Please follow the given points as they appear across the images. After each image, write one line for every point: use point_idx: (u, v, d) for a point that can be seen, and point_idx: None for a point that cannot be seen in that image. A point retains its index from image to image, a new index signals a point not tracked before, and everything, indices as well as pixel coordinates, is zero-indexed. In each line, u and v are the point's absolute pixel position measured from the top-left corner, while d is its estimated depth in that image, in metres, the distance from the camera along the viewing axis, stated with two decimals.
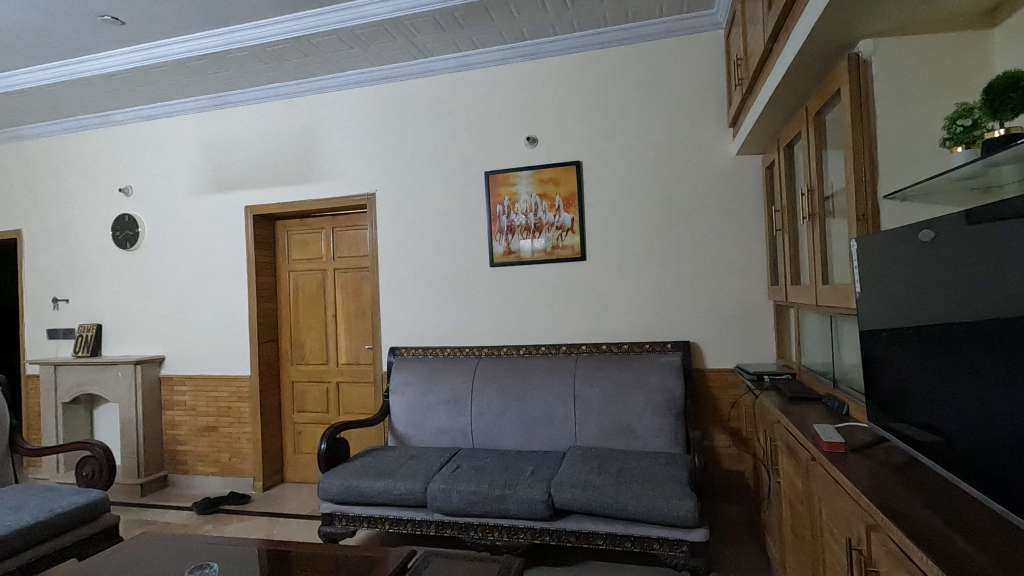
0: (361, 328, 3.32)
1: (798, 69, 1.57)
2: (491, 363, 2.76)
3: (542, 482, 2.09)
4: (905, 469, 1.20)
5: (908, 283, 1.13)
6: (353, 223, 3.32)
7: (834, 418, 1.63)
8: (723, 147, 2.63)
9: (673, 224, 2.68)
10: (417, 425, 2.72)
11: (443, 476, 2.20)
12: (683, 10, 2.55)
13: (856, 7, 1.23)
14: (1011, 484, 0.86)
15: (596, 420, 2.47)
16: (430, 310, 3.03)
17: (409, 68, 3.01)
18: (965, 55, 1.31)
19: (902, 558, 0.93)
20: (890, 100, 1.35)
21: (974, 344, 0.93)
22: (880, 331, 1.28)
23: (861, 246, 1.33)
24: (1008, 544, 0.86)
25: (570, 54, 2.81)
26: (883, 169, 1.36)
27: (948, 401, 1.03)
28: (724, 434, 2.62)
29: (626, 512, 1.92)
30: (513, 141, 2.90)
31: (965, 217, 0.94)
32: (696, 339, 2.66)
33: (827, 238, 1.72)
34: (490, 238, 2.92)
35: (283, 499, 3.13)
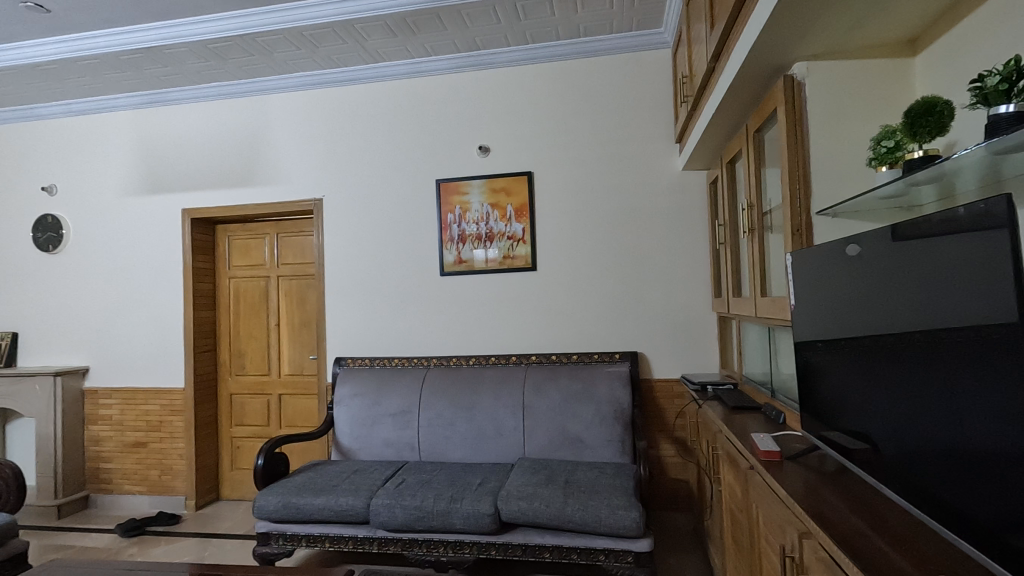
0: (305, 337, 3.21)
1: (737, 89, 1.63)
2: (440, 374, 2.72)
3: (488, 495, 2.06)
4: (835, 476, 1.24)
5: (840, 294, 1.17)
6: (299, 228, 3.22)
7: (771, 427, 1.68)
8: (670, 162, 2.70)
9: (622, 236, 2.73)
10: (362, 438, 2.64)
11: (387, 491, 2.14)
12: (633, 27, 2.61)
13: (790, 31, 1.28)
14: (931, 492, 0.90)
15: (545, 430, 2.47)
16: (379, 319, 2.96)
17: (358, 72, 2.95)
18: (890, 80, 1.39)
19: (831, 565, 0.95)
20: (822, 121, 1.41)
21: (901, 355, 0.97)
22: (814, 341, 1.32)
23: (797, 259, 1.37)
24: (930, 552, 0.89)
25: (522, 66, 2.82)
26: (815, 188, 1.41)
27: (876, 408, 1.06)
28: (670, 443, 2.67)
29: (572, 523, 1.91)
30: (465, 150, 2.89)
31: (890, 233, 0.99)
32: (644, 349, 2.70)
33: (765, 251, 1.78)
34: (440, 246, 2.89)
35: (218, 518, 2.96)
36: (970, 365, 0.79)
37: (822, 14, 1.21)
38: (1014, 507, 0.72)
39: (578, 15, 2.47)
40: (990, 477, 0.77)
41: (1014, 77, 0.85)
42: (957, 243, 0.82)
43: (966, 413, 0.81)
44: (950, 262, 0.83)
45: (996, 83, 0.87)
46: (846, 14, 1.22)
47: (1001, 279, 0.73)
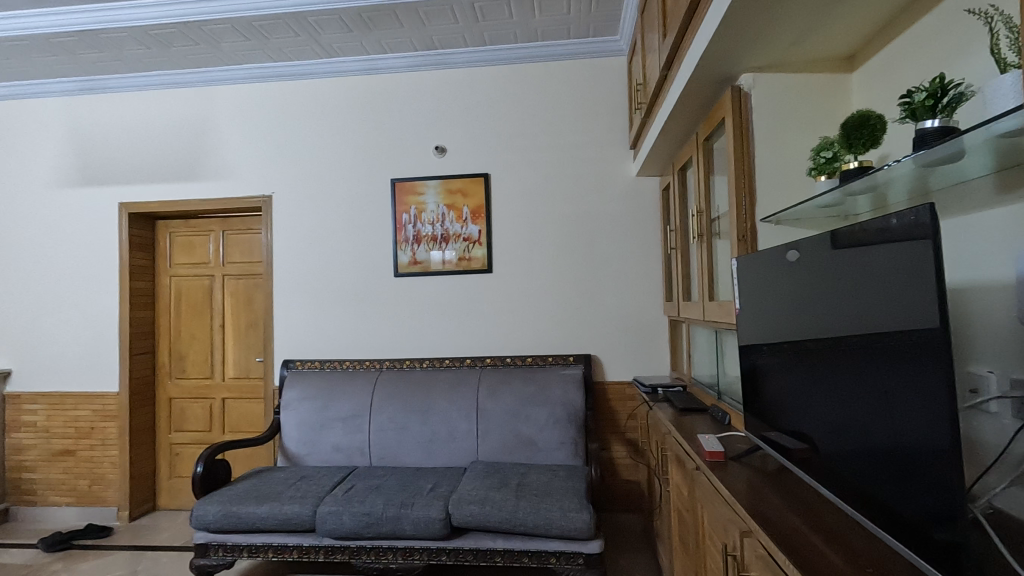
0: (251, 339, 3.09)
1: (688, 98, 1.67)
2: (393, 377, 2.67)
3: (439, 499, 2.03)
4: (776, 476, 1.28)
5: (782, 298, 1.21)
6: (247, 226, 3.10)
7: (717, 428, 1.73)
8: (625, 168, 2.74)
9: (577, 240, 2.75)
10: (310, 443, 2.56)
11: (335, 498, 2.08)
12: (589, 33, 2.64)
13: (736, 43, 1.32)
14: (862, 489, 0.94)
15: (498, 434, 2.45)
16: (330, 321, 2.88)
17: (311, 66, 2.87)
18: (829, 93, 1.45)
19: (769, 562, 0.97)
20: (766, 131, 1.46)
21: (837, 357, 1.00)
22: (758, 344, 1.36)
23: (742, 264, 1.41)
24: (860, 547, 0.93)
25: (480, 67, 2.81)
26: (760, 196, 1.46)
27: (815, 409, 1.10)
28: (621, 444, 2.71)
29: (524, 527, 1.91)
30: (420, 149, 2.85)
31: (827, 239, 1.02)
32: (597, 351, 2.73)
33: (714, 256, 1.83)
34: (395, 247, 2.84)
35: (154, 529, 2.81)
36: (899, 366, 0.82)
37: (766, 28, 1.25)
38: (936, 502, 0.76)
39: (536, 19, 2.48)
40: (915, 474, 0.80)
41: (939, 94, 0.90)
42: (887, 249, 0.85)
43: (895, 414, 0.84)
44: (881, 267, 0.86)
45: (923, 98, 0.91)
46: (788, 29, 1.26)
47: (925, 283, 0.76)
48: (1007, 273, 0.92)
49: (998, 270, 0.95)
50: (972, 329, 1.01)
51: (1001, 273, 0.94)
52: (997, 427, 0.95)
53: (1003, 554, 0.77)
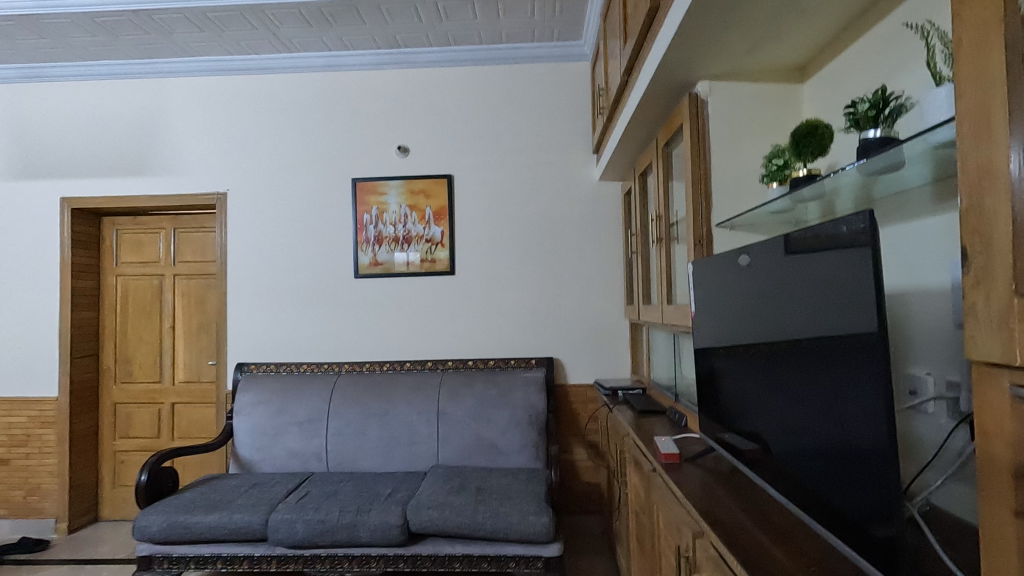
0: (204, 341, 2.97)
1: (648, 103, 1.69)
2: (351, 380, 2.61)
3: (397, 505, 1.99)
4: (728, 477, 1.30)
5: (735, 301, 1.23)
6: (200, 224, 2.99)
7: (674, 430, 1.75)
8: (587, 172, 2.76)
9: (540, 243, 2.75)
10: (264, 449, 2.48)
11: (288, 505, 2.01)
12: (553, 38, 2.66)
13: (693, 51, 1.34)
14: (808, 489, 0.96)
15: (459, 437, 2.42)
16: (287, 323, 2.81)
17: (270, 61, 2.79)
18: (781, 103, 1.49)
19: (719, 563, 0.98)
20: (722, 138, 1.49)
21: (786, 360, 1.03)
22: (713, 347, 1.38)
23: (698, 268, 1.43)
24: (807, 547, 0.94)
25: (444, 67, 2.79)
26: (715, 201, 1.49)
27: (766, 411, 1.12)
28: (582, 447, 2.72)
29: (483, 532, 1.89)
30: (383, 149, 2.80)
31: (776, 245, 1.05)
32: (559, 354, 2.74)
33: (672, 260, 1.85)
34: (355, 248, 2.79)
35: (96, 541, 2.67)
36: (842, 368, 0.85)
37: (722, 37, 1.27)
38: (875, 501, 0.78)
39: (501, 21, 2.47)
40: (856, 475, 0.82)
41: (881, 105, 0.92)
42: (829, 254, 0.87)
43: (839, 415, 0.86)
44: (824, 272, 0.89)
45: (866, 109, 0.94)
46: (743, 38, 1.28)
47: (863, 287, 0.79)
48: (942, 278, 0.96)
49: (934, 275, 0.98)
50: (911, 332, 1.04)
51: (937, 278, 0.98)
52: (934, 426, 0.98)
53: (937, 551, 0.80)
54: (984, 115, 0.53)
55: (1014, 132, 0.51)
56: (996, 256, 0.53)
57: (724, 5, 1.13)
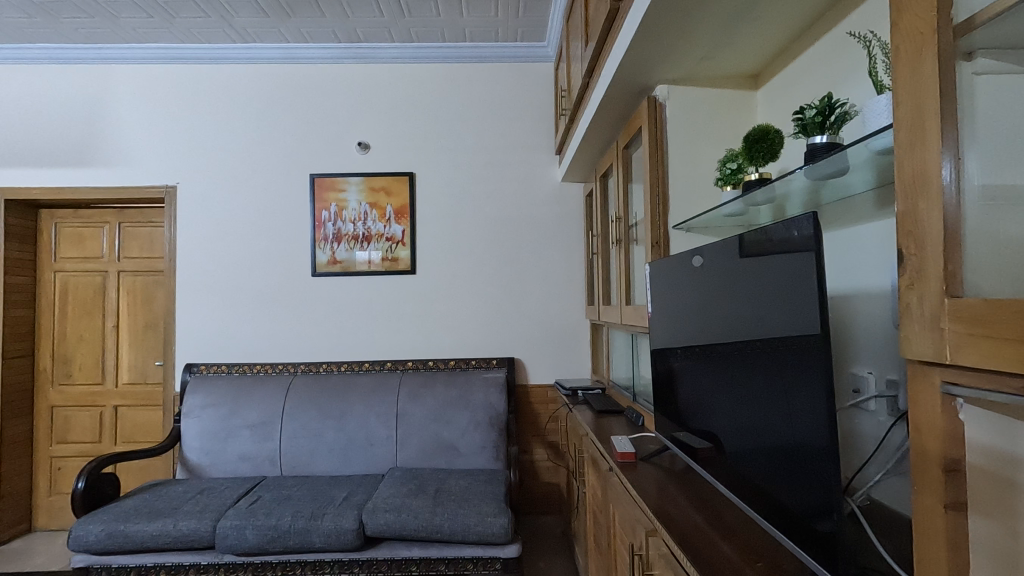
0: (151, 341, 2.85)
1: (608, 106, 1.70)
2: (307, 381, 2.54)
3: (352, 509, 1.94)
4: (682, 475, 1.32)
5: (690, 303, 1.25)
6: (147, 218, 2.87)
7: (631, 429, 1.77)
8: (550, 173, 2.77)
9: (502, 243, 2.75)
10: (213, 453, 2.39)
11: (237, 511, 1.94)
12: (517, 38, 2.65)
13: (650, 54, 1.35)
14: (757, 486, 0.98)
15: (418, 439, 2.39)
16: (240, 323, 2.72)
17: (224, 50, 2.69)
18: (736, 109, 1.52)
19: (671, 561, 0.99)
20: (680, 141, 1.51)
21: (738, 360, 1.04)
22: (670, 348, 1.40)
23: (655, 270, 1.45)
24: (755, 544, 0.96)
25: (407, 64, 2.75)
26: (672, 204, 1.51)
27: (719, 410, 1.14)
28: (542, 447, 2.72)
29: (441, 534, 1.86)
30: (342, 145, 2.74)
31: (728, 247, 1.07)
32: (520, 355, 2.73)
33: (631, 261, 1.88)
34: (313, 246, 2.72)
35: (28, 553, 2.51)
36: (787, 367, 0.87)
37: (679, 42, 1.29)
38: (818, 498, 0.80)
39: (464, 19, 2.46)
40: (800, 472, 0.84)
41: (827, 111, 0.95)
42: (776, 256, 0.89)
43: (785, 414, 0.88)
44: (772, 274, 0.91)
45: (813, 116, 0.97)
46: (699, 44, 1.31)
47: (807, 289, 0.81)
48: (882, 281, 1.00)
49: (875, 278, 1.02)
50: (854, 332, 1.08)
51: (877, 281, 1.02)
52: (874, 423, 1.02)
53: (874, 545, 0.82)
54: (919, 122, 0.55)
55: (945, 138, 0.53)
56: (927, 258, 0.55)
57: (679, 10, 1.15)
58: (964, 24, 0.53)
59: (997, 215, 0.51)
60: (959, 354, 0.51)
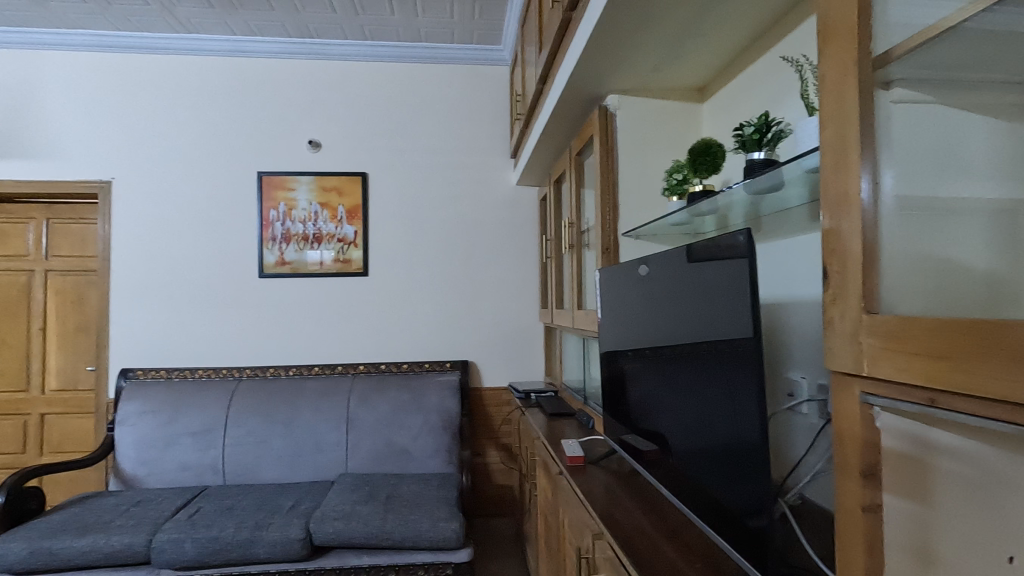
0: (82, 345, 2.69)
1: (561, 113, 1.72)
2: (253, 386, 2.46)
3: (300, 518, 1.89)
4: (629, 477, 1.36)
5: (636, 309, 1.28)
6: (79, 214, 2.70)
7: (581, 432, 1.81)
8: (505, 176, 2.77)
9: (457, 246, 2.74)
10: (151, 462, 2.28)
11: (176, 524, 1.85)
12: (473, 40, 2.65)
13: (602, 65, 1.38)
14: (697, 489, 1.01)
15: (369, 444, 2.35)
16: (182, 325, 2.60)
17: (166, 40, 2.57)
18: (684, 119, 1.57)
19: (615, 564, 1.00)
20: (630, 150, 1.54)
21: (680, 365, 1.07)
22: (618, 353, 1.43)
23: (604, 276, 1.48)
24: (696, 546, 0.99)
25: (361, 61, 2.70)
26: (622, 212, 1.54)
27: (663, 413, 1.17)
28: (496, 449, 2.73)
29: (391, 541, 1.84)
30: (292, 143, 2.66)
31: (671, 254, 1.10)
32: (474, 358, 2.73)
33: (583, 266, 1.90)
34: (260, 246, 2.64)
35: None
36: (724, 373, 0.90)
37: (629, 54, 1.32)
38: (750, 500, 0.83)
39: (419, 19, 2.43)
40: (733, 475, 0.88)
41: (764, 129, 1.00)
42: (713, 266, 0.92)
43: (721, 419, 0.92)
44: (710, 282, 0.94)
45: (752, 133, 1.01)
46: (647, 57, 1.34)
47: (741, 298, 0.84)
48: (814, 291, 1.05)
49: (808, 289, 1.08)
50: (788, 339, 1.14)
51: (810, 292, 1.07)
52: (807, 425, 1.07)
53: (803, 544, 0.87)
54: (842, 146, 0.59)
55: (865, 162, 0.56)
56: (848, 274, 0.58)
57: (629, 23, 1.17)
58: (882, 56, 0.57)
59: (909, 226, 0.56)
60: (874, 365, 0.55)
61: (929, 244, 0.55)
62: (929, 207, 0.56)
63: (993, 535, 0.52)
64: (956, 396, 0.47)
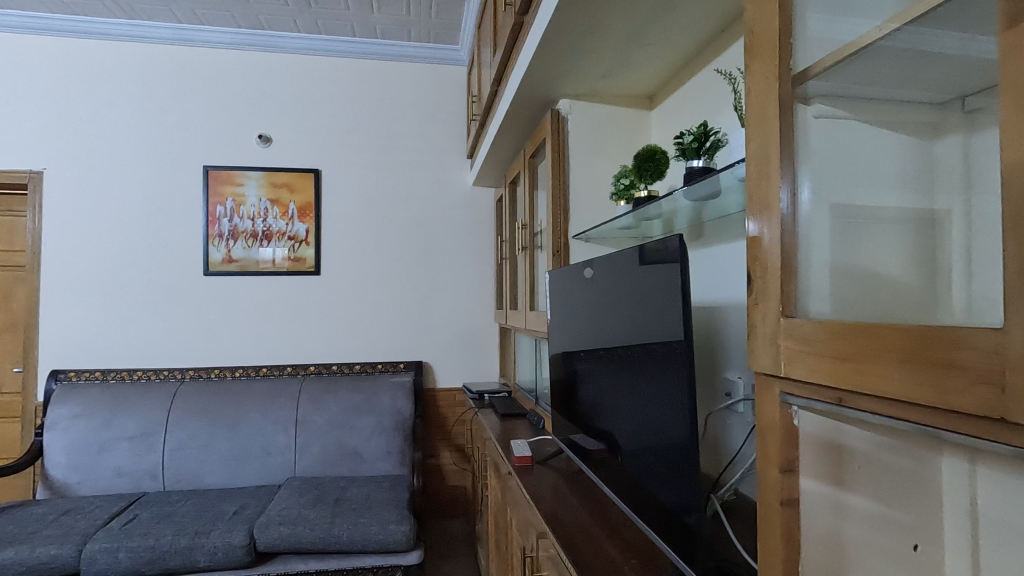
0: (7, 346, 2.53)
1: (514, 115, 1.73)
2: (196, 388, 2.37)
3: (243, 523, 1.84)
4: (575, 476, 1.38)
5: (582, 311, 1.31)
6: (6, 206, 2.55)
7: (532, 432, 1.83)
8: (461, 177, 2.77)
9: (412, 246, 2.72)
10: (83, 469, 2.16)
11: (108, 533, 1.77)
12: (429, 39, 2.63)
13: (553, 69, 1.39)
14: (637, 487, 1.04)
15: (319, 447, 2.30)
16: (119, 325, 2.49)
17: (104, 26, 2.45)
18: (633, 126, 1.60)
19: (556, 562, 1.02)
20: (581, 154, 1.57)
21: (623, 366, 1.10)
22: (567, 354, 1.45)
23: (553, 277, 1.50)
24: (634, 543, 1.02)
25: (314, 56, 2.64)
26: (573, 215, 1.57)
27: (608, 413, 1.20)
28: (450, 450, 2.72)
29: (339, 545, 1.81)
30: (240, 136, 2.58)
31: (613, 258, 1.12)
32: (428, 358, 2.71)
33: (535, 268, 1.92)
34: (206, 242, 2.54)
35: None
36: (660, 374, 0.93)
37: (579, 59, 1.34)
38: (682, 497, 0.86)
39: (374, 16, 2.40)
40: (668, 472, 0.91)
41: (702, 138, 1.03)
42: (651, 269, 0.95)
43: (658, 418, 0.95)
44: (648, 286, 0.97)
45: (691, 141, 1.05)
46: (597, 63, 1.36)
47: (675, 302, 0.87)
48: None
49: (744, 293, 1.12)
50: (726, 341, 1.18)
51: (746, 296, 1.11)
52: (743, 424, 1.12)
53: (731, 539, 0.90)
54: (765, 158, 0.61)
55: (785, 174, 0.59)
56: (769, 281, 0.60)
57: (577, 29, 1.19)
58: (801, 74, 0.60)
59: (825, 234, 0.60)
60: (790, 367, 0.57)
61: (842, 253, 0.58)
62: (846, 216, 0.59)
63: (911, 522, 0.51)
64: (861, 396, 0.48)
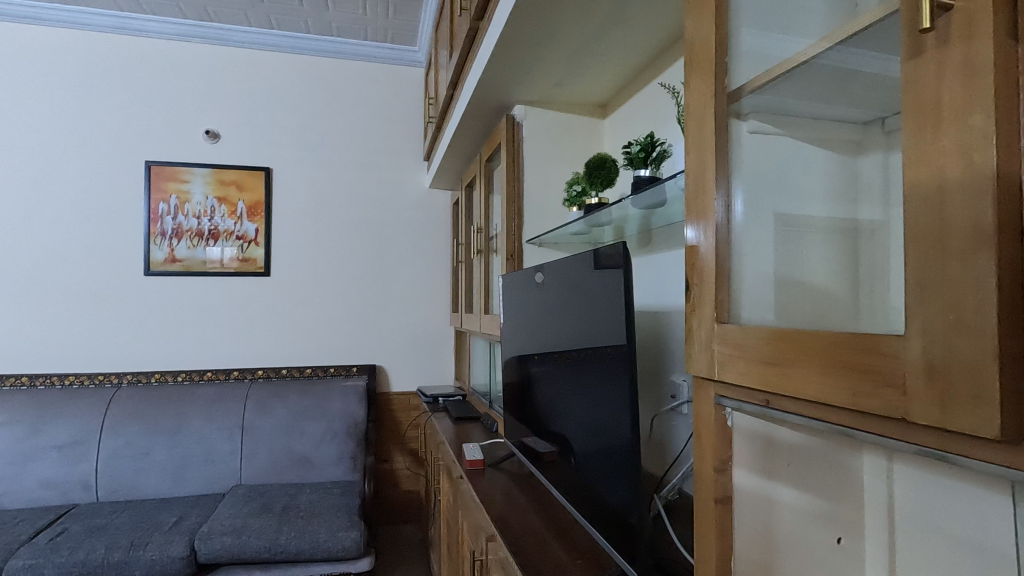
0: None
1: (469, 120, 1.74)
2: (134, 394, 2.26)
3: (183, 534, 1.76)
4: (526, 479, 1.39)
5: (534, 316, 1.32)
6: None
7: (485, 435, 1.83)
8: (418, 179, 2.75)
9: (366, 248, 2.68)
10: (6, 480, 2.02)
11: (32, 548, 1.66)
12: (386, 39, 2.61)
13: (507, 75, 1.41)
14: (585, 489, 1.05)
15: (266, 453, 2.23)
16: (50, 327, 2.36)
17: (37, 11, 2.32)
18: (587, 133, 1.64)
19: (504, 565, 1.02)
20: (535, 160, 1.59)
21: (573, 369, 1.12)
22: (519, 358, 1.46)
23: (506, 282, 1.51)
24: (580, 544, 1.04)
25: (266, 51, 2.57)
26: (526, 220, 1.59)
27: (558, 417, 1.21)
28: (403, 455, 2.69)
29: (285, 554, 1.76)
30: (186, 131, 2.48)
31: (563, 264, 1.14)
32: (382, 362, 2.68)
33: (490, 271, 1.93)
34: (147, 241, 2.43)
35: None
36: (606, 377, 0.95)
37: (533, 66, 1.35)
38: (626, 498, 0.88)
39: (330, 13, 2.36)
40: (614, 474, 0.93)
41: (648, 149, 1.07)
42: (598, 275, 0.98)
43: (604, 420, 0.97)
44: (596, 291, 0.99)
45: (638, 151, 1.08)
46: (551, 70, 1.38)
47: (619, 307, 0.90)
48: None
49: None
50: (671, 345, 1.22)
51: None
52: (686, 426, 1.16)
53: (673, 538, 0.93)
54: (702, 168, 0.64)
55: (721, 185, 0.62)
56: (705, 288, 0.63)
57: (531, 37, 1.21)
58: (737, 91, 0.63)
59: (757, 244, 0.62)
60: (722, 370, 0.59)
61: (773, 263, 0.61)
62: (777, 228, 0.62)
63: (841, 517, 0.59)
64: (787, 398, 0.51)
